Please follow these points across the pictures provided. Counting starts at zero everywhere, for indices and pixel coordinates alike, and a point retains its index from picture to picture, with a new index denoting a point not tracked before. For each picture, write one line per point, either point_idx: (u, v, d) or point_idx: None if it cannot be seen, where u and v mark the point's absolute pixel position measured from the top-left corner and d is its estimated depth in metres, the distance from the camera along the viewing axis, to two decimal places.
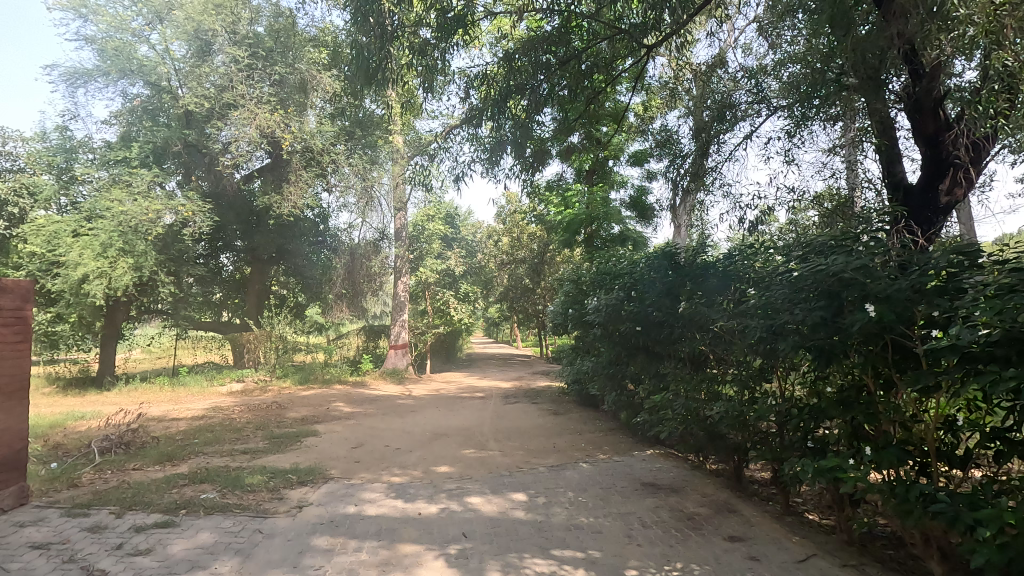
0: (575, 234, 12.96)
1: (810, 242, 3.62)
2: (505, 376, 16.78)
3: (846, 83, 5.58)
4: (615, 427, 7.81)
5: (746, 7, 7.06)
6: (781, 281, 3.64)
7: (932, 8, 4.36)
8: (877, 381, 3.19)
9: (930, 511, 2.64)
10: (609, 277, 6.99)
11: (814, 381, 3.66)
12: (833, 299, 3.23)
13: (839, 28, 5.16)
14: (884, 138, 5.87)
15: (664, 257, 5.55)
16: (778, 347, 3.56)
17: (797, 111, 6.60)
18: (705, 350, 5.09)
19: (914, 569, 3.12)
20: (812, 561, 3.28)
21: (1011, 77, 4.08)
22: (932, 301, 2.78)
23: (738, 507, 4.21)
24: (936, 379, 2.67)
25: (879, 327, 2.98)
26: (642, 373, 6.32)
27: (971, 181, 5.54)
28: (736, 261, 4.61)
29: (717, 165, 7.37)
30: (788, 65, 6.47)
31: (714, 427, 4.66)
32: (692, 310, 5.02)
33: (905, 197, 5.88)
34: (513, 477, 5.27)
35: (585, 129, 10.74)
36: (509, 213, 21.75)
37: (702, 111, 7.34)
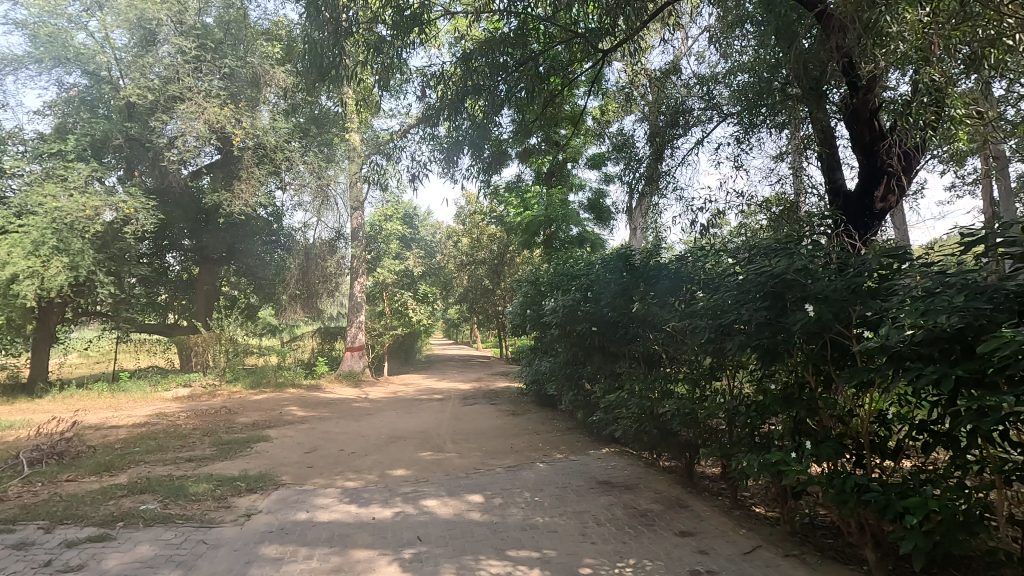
0: (534, 235, 13.04)
1: (756, 245, 3.77)
2: (465, 377, 16.72)
3: (790, 93, 5.94)
4: (572, 427, 7.90)
5: (698, 17, 7.26)
6: (729, 282, 3.77)
7: (866, 24, 4.60)
8: (818, 379, 3.33)
9: (863, 501, 2.78)
10: (566, 278, 7.05)
11: (760, 379, 3.81)
12: (777, 300, 3.38)
13: (784, 39, 5.50)
14: (825, 147, 6.17)
15: (619, 258, 5.66)
16: (726, 346, 3.68)
17: (746, 117, 6.83)
18: (658, 349, 5.22)
19: (850, 557, 3.27)
20: (757, 552, 3.40)
21: (939, 89, 4.44)
22: (866, 302, 2.94)
23: (689, 502, 4.33)
24: (867, 375, 2.82)
25: (819, 326, 3.12)
26: (598, 373, 6.42)
27: (903, 189, 5.88)
28: (687, 262, 4.74)
29: (670, 169, 7.54)
30: (738, 74, 6.71)
31: (667, 425, 4.77)
32: (645, 311, 5.12)
33: (844, 204, 6.18)
34: (469, 478, 5.26)
35: (544, 131, 10.82)
36: (468, 214, 21.67)
37: (657, 116, 7.50)
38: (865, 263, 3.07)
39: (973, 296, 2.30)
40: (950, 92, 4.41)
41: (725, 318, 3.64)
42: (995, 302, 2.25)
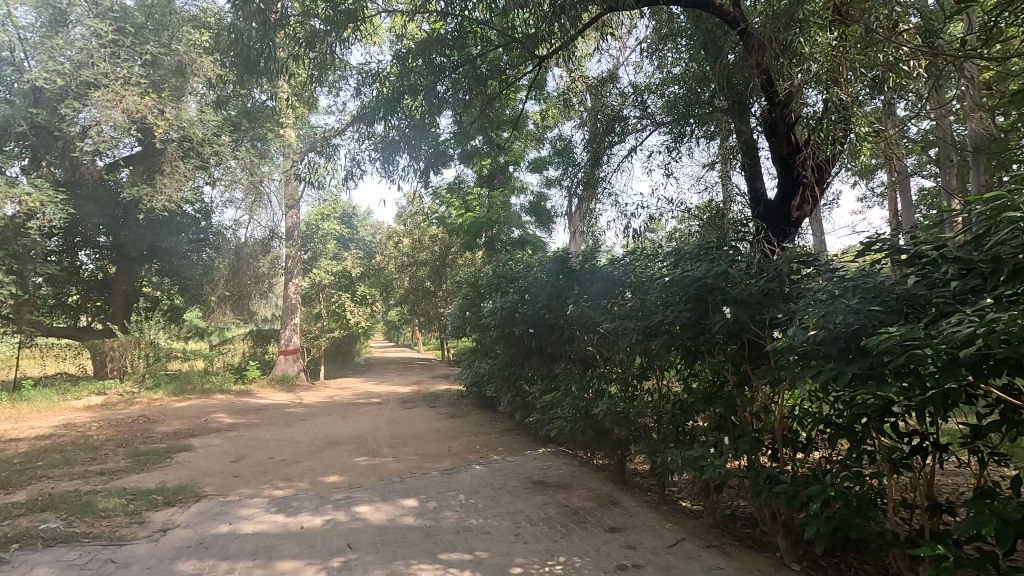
0: (476, 237, 13.03)
1: (682, 250, 3.94)
2: (404, 380, 16.45)
3: (718, 106, 6.28)
4: (510, 428, 7.95)
5: (634, 29, 7.51)
6: (656, 284, 3.92)
7: (782, 46, 4.91)
8: (737, 377, 3.53)
9: (774, 491, 2.97)
10: (505, 280, 7.10)
11: (686, 378, 3.98)
12: (699, 302, 3.55)
13: (712, 53, 6.04)
14: (748, 157, 6.53)
15: (557, 261, 5.77)
16: (652, 346, 3.83)
17: (676, 127, 7.10)
18: (593, 351, 5.34)
19: (765, 545, 3.48)
20: (680, 544, 3.55)
21: (846, 108, 4.83)
22: (777, 305, 3.16)
23: (620, 499, 4.46)
24: (777, 374, 3.01)
25: (735, 327, 3.32)
26: (535, 375, 6.50)
27: (816, 200, 6.27)
28: (622, 266, 4.89)
29: (607, 175, 7.74)
30: (669, 86, 6.98)
31: (599, 423, 4.89)
32: (578, 313, 5.23)
33: (764, 212, 6.55)
34: (404, 483, 5.18)
35: (486, 134, 10.83)
36: (410, 214, 21.40)
37: (594, 122, 7.66)
38: (777, 267, 3.27)
39: (867, 299, 2.50)
40: (855, 111, 4.83)
41: (651, 320, 3.77)
42: (887, 304, 2.46)
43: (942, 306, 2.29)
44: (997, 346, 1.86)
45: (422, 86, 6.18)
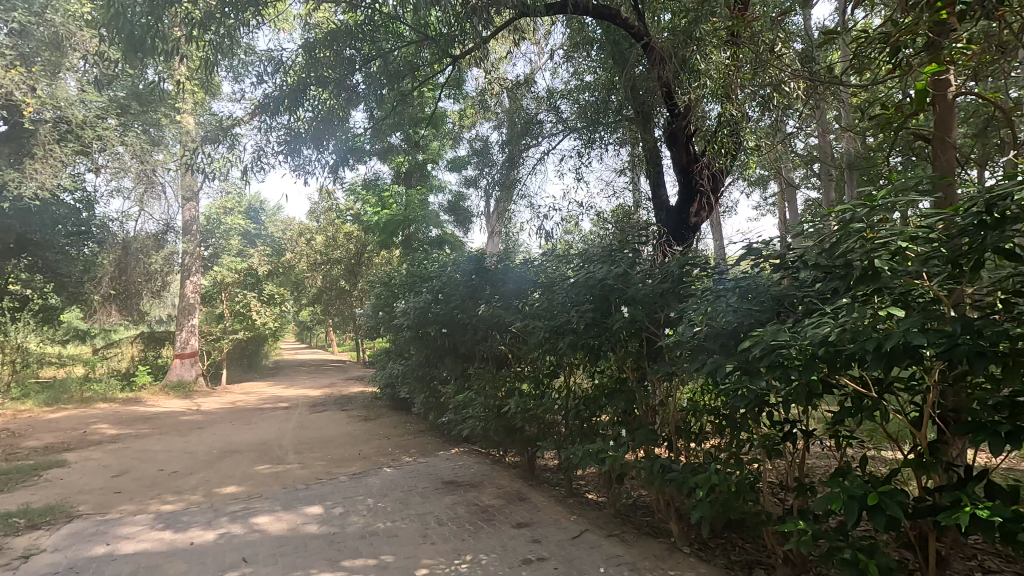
0: (393, 236, 12.75)
1: (588, 252, 4.12)
2: (315, 383, 15.78)
3: (625, 115, 6.63)
4: (424, 429, 7.86)
5: (550, 35, 7.67)
6: (564, 284, 4.11)
7: (683, 61, 5.36)
8: (636, 372, 3.74)
9: (666, 479, 3.17)
10: (418, 280, 7.00)
11: (591, 375, 4.13)
12: (601, 303, 3.74)
13: (619, 62, 6.39)
14: (652, 166, 6.83)
15: (471, 261, 5.79)
16: (558, 345, 3.99)
17: (588, 133, 7.22)
18: (504, 350, 5.38)
19: (659, 531, 3.70)
20: (583, 536, 3.69)
21: (735, 122, 5.32)
22: (667, 304, 3.40)
23: (529, 495, 4.55)
24: (670, 369, 3.21)
25: (633, 325, 3.54)
26: (449, 374, 6.47)
27: (711, 207, 6.60)
28: (535, 268, 4.98)
29: (523, 177, 7.84)
30: (581, 92, 7.13)
31: (510, 422, 4.96)
32: (490, 313, 5.26)
33: (666, 217, 6.83)
34: (309, 490, 4.97)
35: (403, 130, 10.61)
36: (324, 211, 20.54)
37: (511, 125, 7.75)
38: (670, 268, 3.48)
39: (745, 298, 2.74)
40: (745, 128, 5.33)
41: (558, 319, 3.95)
42: (762, 303, 2.68)
43: (807, 306, 2.54)
44: (847, 342, 2.10)
45: (332, 79, 6.03)
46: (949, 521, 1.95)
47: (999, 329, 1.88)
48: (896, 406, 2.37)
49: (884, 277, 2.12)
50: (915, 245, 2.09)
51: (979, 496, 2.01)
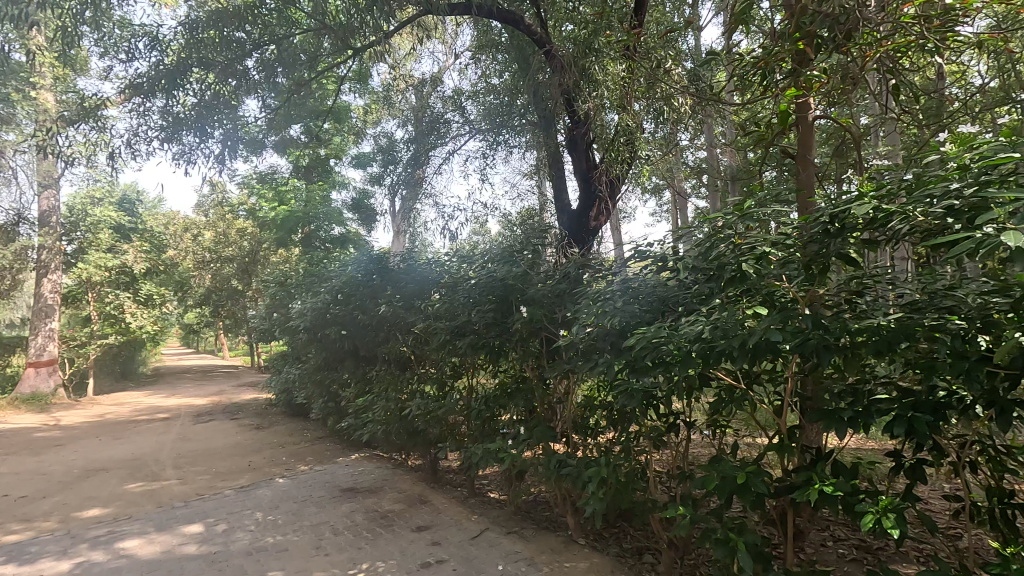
0: (291, 233, 12.07)
1: (489, 252, 4.20)
2: (202, 391, 14.53)
3: (529, 119, 6.74)
4: (323, 435, 7.50)
5: (458, 36, 7.64)
6: (466, 286, 4.17)
7: (583, 71, 5.71)
8: (535, 372, 3.83)
9: (563, 474, 3.27)
10: (317, 279, 6.68)
11: (494, 374, 4.17)
12: (502, 303, 3.86)
13: (522, 66, 6.54)
14: (554, 171, 6.99)
15: (374, 259, 5.62)
16: (460, 345, 4.02)
17: (492, 134, 7.28)
18: (407, 352, 5.27)
19: (557, 525, 3.81)
20: (483, 535, 3.71)
21: (631, 133, 5.69)
22: (562, 304, 3.54)
23: (430, 497, 4.50)
24: (567, 367, 3.33)
25: (531, 325, 3.65)
26: (349, 378, 6.23)
27: (609, 211, 6.88)
28: (439, 267, 4.94)
29: (428, 176, 7.69)
30: (487, 94, 7.13)
31: (411, 424, 4.87)
32: (392, 313, 5.12)
33: (567, 220, 7.01)
34: (188, 508, 4.56)
35: (302, 121, 10.05)
36: (213, 204, 19.01)
37: (417, 123, 7.61)
38: (568, 270, 3.61)
39: (632, 298, 2.90)
40: (640, 139, 5.77)
41: (459, 319, 4.01)
42: (648, 304, 2.86)
43: (687, 305, 2.73)
44: (717, 339, 2.29)
45: (219, 62, 5.60)
46: (801, 498, 2.19)
47: (841, 325, 2.13)
48: (762, 396, 2.62)
49: (752, 279, 2.35)
50: (775, 250, 2.33)
51: (826, 474, 2.27)
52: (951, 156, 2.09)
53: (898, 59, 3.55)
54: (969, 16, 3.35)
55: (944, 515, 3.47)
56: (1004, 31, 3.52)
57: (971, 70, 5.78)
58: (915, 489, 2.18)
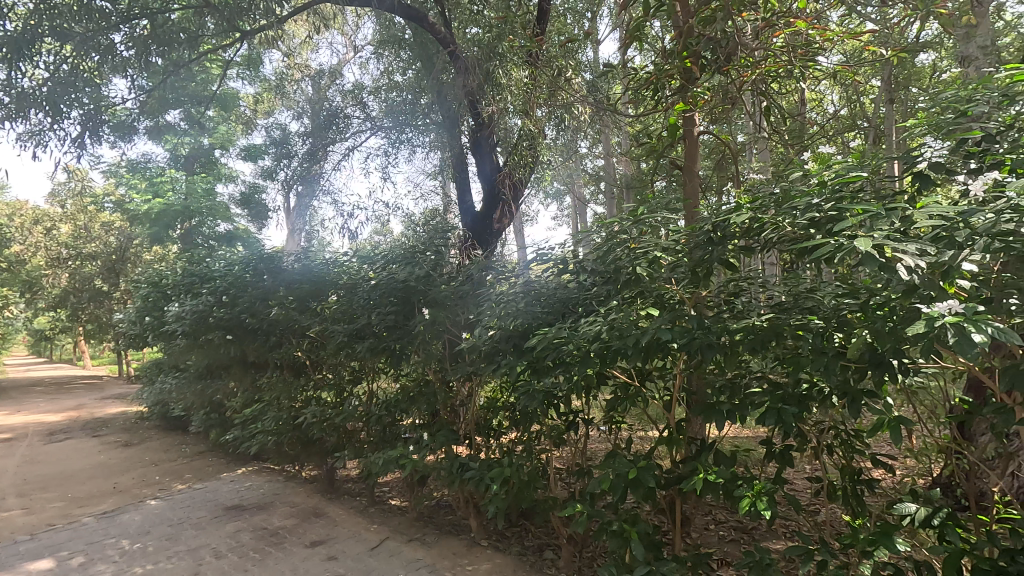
0: (168, 228, 10.98)
1: (391, 252, 4.09)
2: (54, 406, 12.71)
3: (432, 119, 6.60)
4: (205, 450, 6.85)
5: (359, 28, 7.36)
6: (365, 288, 4.03)
7: (487, 74, 5.73)
8: (438, 375, 3.77)
9: (465, 477, 3.24)
10: (198, 279, 6.12)
11: (394, 378, 4.04)
12: (404, 304, 3.78)
13: (426, 65, 6.51)
14: (457, 173, 6.98)
15: (264, 259, 5.25)
16: (358, 349, 3.87)
17: (395, 133, 6.91)
18: (302, 357, 4.97)
19: (460, 529, 3.77)
20: (383, 545, 3.58)
21: (533, 137, 5.87)
22: (466, 306, 3.51)
23: (325, 509, 4.27)
24: (470, 370, 3.31)
25: (433, 328, 3.59)
26: (236, 387, 5.75)
27: (512, 214, 6.98)
28: (338, 267, 4.73)
29: (326, 172, 7.23)
30: (389, 90, 6.84)
31: (305, 433, 4.59)
32: (284, 316, 4.80)
33: (471, 222, 7.02)
34: (35, 541, 3.96)
35: (182, 106, 9.19)
36: (72, 194, 16.80)
37: (314, 116, 7.18)
38: (472, 273, 3.60)
39: (533, 300, 2.96)
40: (542, 144, 6.06)
41: (358, 322, 3.88)
42: (550, 305, 2.93)
43: (586, 306, 2.82)
44: (613, 339, 2.39)
45: (76, 33, 4.94)
46: (688, 487, 2.35)
47: (722, 324, 2.31)
48: (654, 392, 2.77)
49: (644, 282, 2.50)
50: (666, 254, 2.48)
51: (709, 463, 2.45)
52: (812, 173, 2.34)
53: (769, 83, 3.93)
54: (826, 49, 3.80)
55: (806, 493, 3.88)
56: (852, 65, 4.03)
57: (826, 97, 6.56)
58: (784, 473, 2.41)
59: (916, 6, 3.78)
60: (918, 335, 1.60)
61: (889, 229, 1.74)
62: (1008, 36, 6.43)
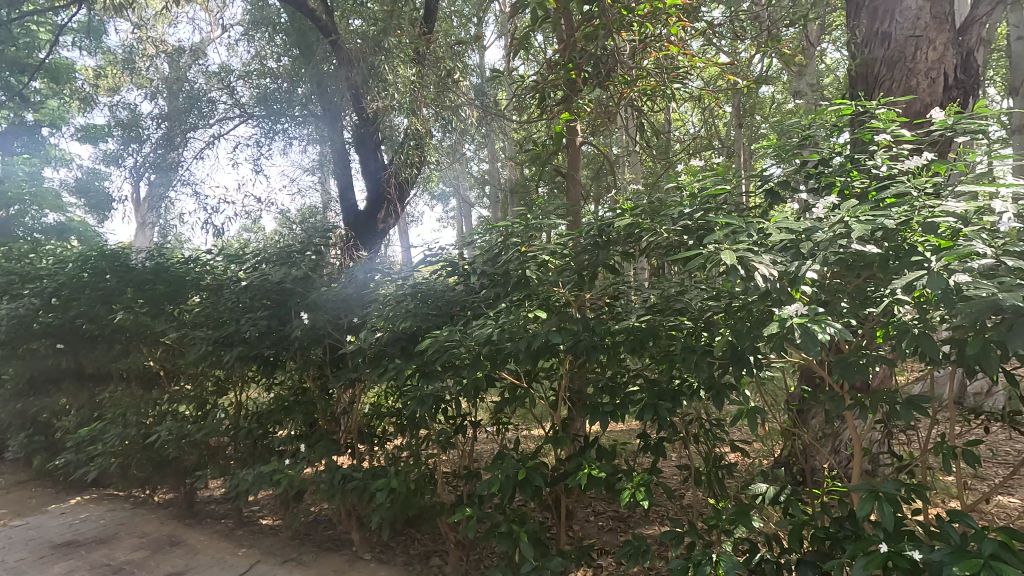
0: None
1: (265, 250, 3.80)
2: None
3: (312, 110, 6.24)
4: (24, 480, 5.79)
5: (225, 6, 6.70)
6: (234, 289, 3.69)
7: (372, 70, 5.52)
8: (317, 383, 3.56)
9: (348, 489, 3.07)
10: (17, 278, 5.17)
11: (267, 387, 3.74)
12: (280, 307, 3.53)
13: (305, 54, 6.08)
14: (338, 169, 6.71)
15: (108, 257, 4.60)
16: (225, 357, 3.53)
17: (268, 124, 6.45)
18: (155, 367, 4.42)
19: (341, 544, 3.58)
20: (253, 570, 3.29)
21: (420, 138, 5.76)
22: (349, 311, 3.34)
23: (184, 537, 3.82)
24: (353, 376, 3.16)
25: (314, 332, 3.37)
26: (68, 404, 4.95)
27: (396, 215, 6.90)
28: (201, 267, 4.29)
29: (186, 161, 6.47)
30: (262, 77, 6.40)
31: (160, 452, 4.08)
32: (132, 322, 4.23)
33: (354, 222, 6.83)
34: None
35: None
36: None
37: (169, 97, 6.36)
38: (355, 275, 3.46)
39: (422, 304, 2.90)
40: (428, 145, 5.93)
41: (225, 328, 3.54)
42: (439, 309, 2.90)
43: (474, 309, 2.80)
44: (504, 341, 2.41)
45: None
46: (573, 483, 2.44)
47: (605, 326, 2.43)
48: (540, 393, 2.84)
49: (533, 285, 2.54)
50: (553, 258, 2.57)
51: (593, 459, 2.56)
52: (684, 185, 2.55)
53: (642, 102, 4.23)
54: (690, 74, 4.19)
55: (674, 479, 4.22)
56: (711, 90, 4.50)
57: (688, 118, 7.25)
58: (657, 463, 2.60)
59: (762, 43, 4.31)
60: (772, 334, 1.81)
61: (750, 241, 1.94)
62: (828, 77, 7.59)
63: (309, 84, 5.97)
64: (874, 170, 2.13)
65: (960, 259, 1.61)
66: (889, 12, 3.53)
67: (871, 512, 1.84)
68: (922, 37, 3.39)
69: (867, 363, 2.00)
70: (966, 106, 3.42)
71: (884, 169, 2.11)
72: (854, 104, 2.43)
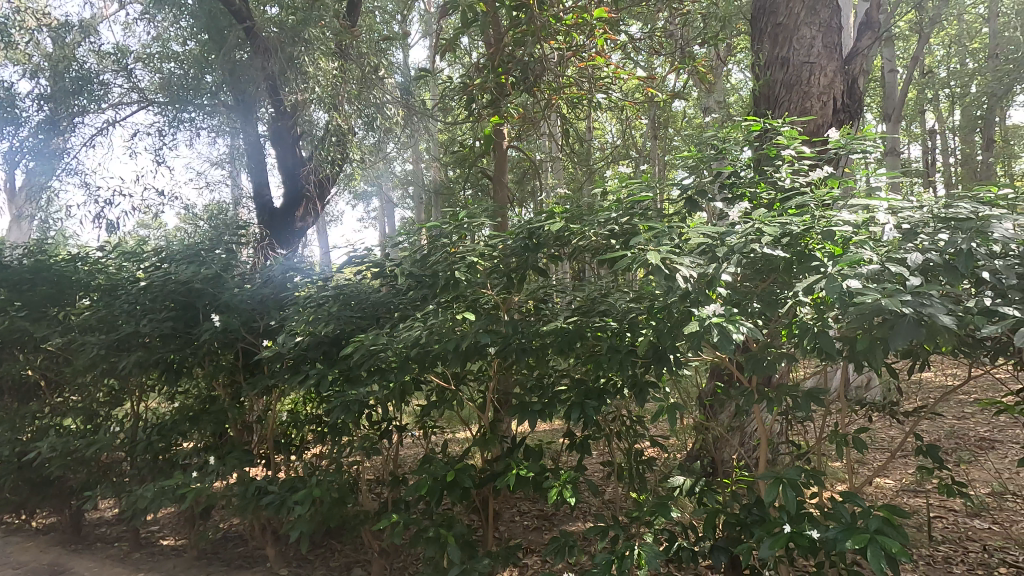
0: None
1: (169, 248, 3.51)
2: None
3: (222, 100, 5.84)
4: None
5: None
6: (131, 290, 3.37)
7: (292, 59, 5.09)
8: (229, 389, 3.33)
9: (263, 502, 2.89)
10: None
11: (171, 397, 3.45)
12: (186, 310, 3.27)
13: (214, 42, 5.57)
14: (252, 164, 6.40)
15: None
16: (121, 365, 3.22)
17: (171, 111, 5.89)
18: (33, 377, 3.93)
19: (254, 561, 3.37)
20: None
21: (342, 134, 5.54)
22: (265, 313, 3.16)
23: (69, 565, 3.44)
24: (269, 382, 2.99)
25: (225, 336, 3.15)
26: None
27: (315, 213, 6.73)
28: (90, 266, 3.86)
29: (73, 147, 5.85)
30: (164, 61, 5.86)
31: (39, 473, 3.64)
32: (7, 326, 3.75)
33: (269, 219, 6.58)
34: None
35: None
36: None
37: (50, 74, 5.65)
38: (272, 275, 3.29)
39: (345, 306, 2.80)
40: (350, 142, 5.71)
41: (122, 331, 3.22)
42: (365, 311, 2.80)
43: (401, 311, 2.74)
44: (434, 343, 2.38)
45: None
46: (501, 484, 2.45)
47: (534, 327, 2.46)
48: (468, 394, 2.83)
49: (462, 286, 2.52)
50: (482, 259, 2.56)
51: (520, 459, 2.59)
52: (609, 191, 2.64)
53: (567, 108, 4.33)
54: (612, 84, 4.34)
55: (595, 476, 4.35)
56: (631, 101, 4.69)
57: (607, 127, 7.52)
58: (583, 460, 2.67)
59: (679, 60, 4.55)
60: (691, 334, 1.91)
61: (671, 245, 2.04)
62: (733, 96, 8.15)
63: (218, 73, 5.50)
64: (779, 183, 2.34)
65: (851, 265, 1.78)
66: (789, 38, 3.85)
67: (776, 498, 1.99)
68: (815, 64, 3.74)
69: (772, 360, 2.16)
70: (851, 128, 3.80)
71: (788, 182, 2.32)
72: (762, 122, 2.63)
